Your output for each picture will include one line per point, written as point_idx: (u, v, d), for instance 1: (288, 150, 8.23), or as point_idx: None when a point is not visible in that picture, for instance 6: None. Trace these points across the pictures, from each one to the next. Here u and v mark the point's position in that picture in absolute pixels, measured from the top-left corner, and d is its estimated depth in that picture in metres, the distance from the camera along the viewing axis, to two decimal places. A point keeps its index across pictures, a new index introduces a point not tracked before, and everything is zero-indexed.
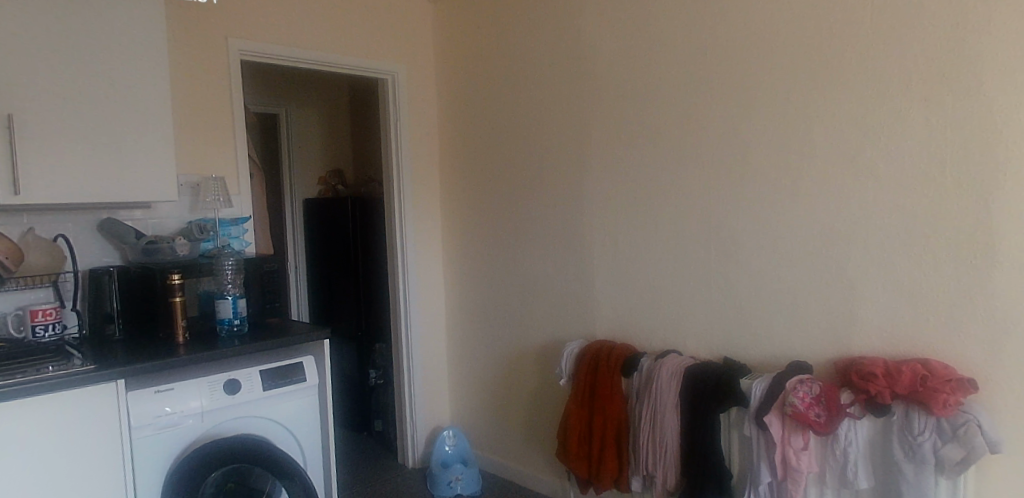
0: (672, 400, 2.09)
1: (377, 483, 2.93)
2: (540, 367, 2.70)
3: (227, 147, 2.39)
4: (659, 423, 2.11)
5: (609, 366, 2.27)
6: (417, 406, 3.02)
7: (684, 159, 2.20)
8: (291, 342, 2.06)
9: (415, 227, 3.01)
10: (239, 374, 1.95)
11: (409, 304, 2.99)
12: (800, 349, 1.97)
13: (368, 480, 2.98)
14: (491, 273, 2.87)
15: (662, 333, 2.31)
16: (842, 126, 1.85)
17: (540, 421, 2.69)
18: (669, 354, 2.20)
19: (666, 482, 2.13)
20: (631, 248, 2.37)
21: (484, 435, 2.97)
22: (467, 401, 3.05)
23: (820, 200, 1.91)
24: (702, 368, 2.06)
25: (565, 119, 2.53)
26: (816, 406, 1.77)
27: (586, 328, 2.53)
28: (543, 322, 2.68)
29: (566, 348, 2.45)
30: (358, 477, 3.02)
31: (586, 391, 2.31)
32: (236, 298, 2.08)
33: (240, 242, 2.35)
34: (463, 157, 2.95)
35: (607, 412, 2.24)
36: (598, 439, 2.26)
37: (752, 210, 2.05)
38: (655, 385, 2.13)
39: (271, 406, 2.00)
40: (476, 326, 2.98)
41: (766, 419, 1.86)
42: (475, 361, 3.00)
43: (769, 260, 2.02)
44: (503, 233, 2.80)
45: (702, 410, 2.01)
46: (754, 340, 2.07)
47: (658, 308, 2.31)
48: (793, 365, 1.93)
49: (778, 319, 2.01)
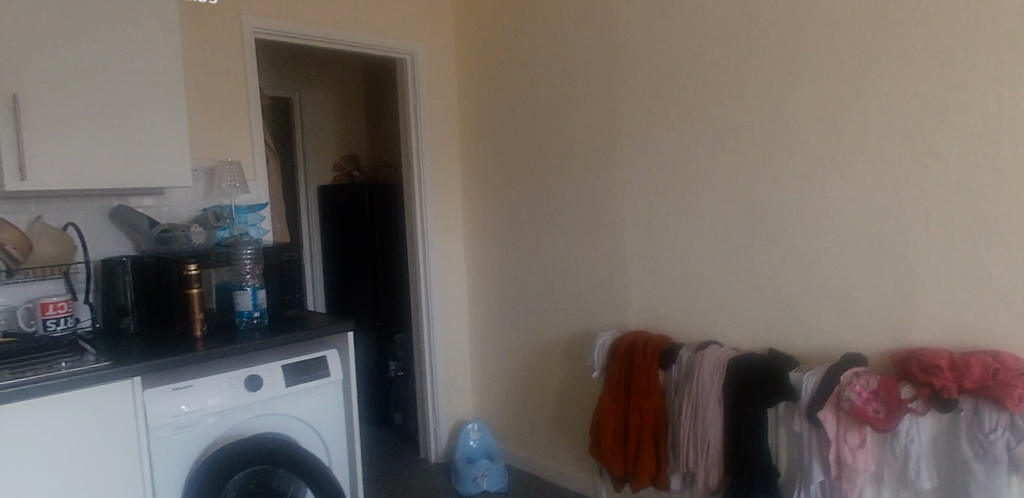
0: (714, 395, 1.99)
1: (399, 478, 2.85)
2: (568, 359, 2.60)
3: (241, 130, 2.28)
4: (701, 418, 2.00)
5: (645, 359, 2.16)
6: (439, 399, 2.93)
7: (725, 139, 2.07)
8: (314, 335, 1.96)
9: (436, 214, 2.90)
10: (260, 369, 1.85)
11: (430, 293, 2.89)
12: (852, 340, 1.85)
13: (390, 474, 2.90)
14: (516, 261, 2.77)
15: (699, 323, 2.19)
16: (901, 101, 1.72)
17: (569, 414, 2.59)
18: (709, 345, 2.09)
19: (708, 480, 2.02)
20: (666, 235, 2.25)
21: (510, 429, 2.88)
22: (491, 394, 2.96)
23: (875, 180, 1.78)
24: (746, 360, 1.95)
25: (596, 99, 2.40)
26: (875, 401, 1.66)
27: (617, 318, 2.42)
28: (571, 312, 2.57)
29: (597, 339, 2.34)
30: (379, 472, 2.94)
31: (620, 385, 2.20)
32: (255, 289, 1.97)
33: (257, 230, 2.26)
34: (486, 140, 2.84)
35: (644, 407, 2.13)
36: (633, 436, 2.15)
37: (798, 193, 1.92)
38: (696, 379, 2.02)
39: (294, 402, 1.90)
40: (500, 316, 2.88)
41: (820, 415, 1.74)
42: (499, 352, 2.90)
43: (818, 247, 1.90)
44: (529, 219, 2.69)
45: (747, 405, 1.91)
46: (801, 331, 1.95)
47: (695, 297, 2.20)
48: (845, 357, 1.80)
49: (827, 309, 1.89)
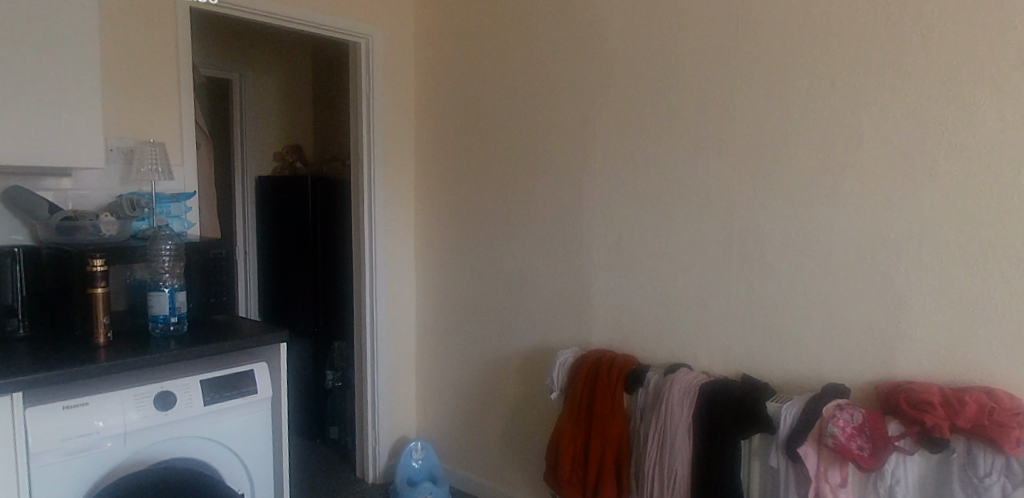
0: (684, 423, 1.84)
1: None
2: (524, 376, 2.41)
3: (167, 108, 2.01)
4: (668, 448, 1.85)
5: (609, 380, 1.99)
6: (380, 415, 2.70)
7: (705, 149, 1.94)
8: (239, 345, 1.71)
9: (386, 213, 2.68)
10: (174, 385, 1.59)
11: (376, 299, 2.66)
12: (833, 368, 1.74)
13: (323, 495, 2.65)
14: (472, 268, 2.57)
15: (668, 344, 2.05)
16: (897, 116, 1.61)
17: (523, 436, 2.41)
18: (679, 368, 1.94)
19: None
20: (637, 248, 2.10)
21: (457, 448, 2.67)
22: (438, 410, 2.74)
23: (866, 200, 1.67)
24: (719, 387, 1.82)
25: (566, 99, 2.24)
26: (859, 437, 1.55)
27: (579, 334, 2.26)
28: (529, 326, 2.39)
29: (558, 356, 2.17)
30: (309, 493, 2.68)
31: (582, 407, 2.03)
32: (173, 290, 1.70)
33: (183, 222, 1.97)
34: (445, 137, 2.64)
35: (607, 434, 1.96)
36: (594, 464, 1.98)
37: (781, 210, 1.80)
38: (666, 405, 1.87)
39: (214, 423, 1.64)
40: (452, 326, 2.67)
41: (801, 451, 1.62)
42: (449, 365, 2.69)
43: (800, 268, 1.78)
44: (488, 224, 2.50)
45: (720, 435, 1.77)
46: (778, 357, 1.83)
47: (665, 315, 2.05)
48: (827, 387, 1.69)
49: (807, 335, 1.78)
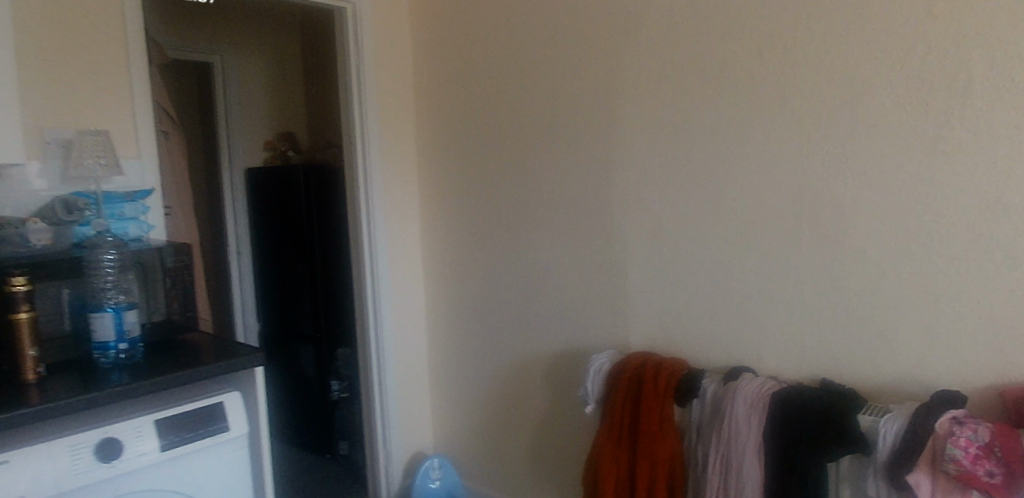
0: (753, 442, 1.50)
1: None
2: (552, 383, 2.09)
3: (118, 94, 1.72)
4: (734, 473, 1.52)
5: (657, 391, 1.65)
6: (391, 429, 2.39)
7: (762, 108, 1.58)
8: (204, 375, 1.42)
9: (386, 202, 2.35)
10: (121, 429, 1.28)
11: (379, 301, 2.34)
12: (941, 370, 1.39)
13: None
14: (486, 259, 2.25)
15: (724, 343, 1.71)
16: (1021, 43, 1.24)
17: (554, 451, 2.09)
18: (742, 374, 1.60)
19: None
20: (680, 230, 1.76)
21: (479, 464, 2.36)
22: (456, 422, 2.43)
23: (980, 158, 1.31)
24: (794, 397, 1.47)
25: (588, 56, 1.90)
26: (986, 460, 1.20)
27: (615, 334, 1.93)
28: (556, 325, 2.07)
29: (591, 362, 1.84)
30: None
31: (625, 424, 1.69)
32: (120, 310, 1.41)
33: (140, 224, 1.74)
34: (449, 112, 2.30)
35: (657, 456, 1.63)
36: (642, 492, 1.65)
37: (864, 177, 1.45)
38: (728, 421, 1.54)
39: (173, 471, 1.35)
40: (467, 327, 2.35)
41: (911, 479, 1.27)
42: (467, 371, 2.37)
43: (891, 246, 1.43)
44: (503, 208, 2.17)
45: (800, 458, 1.43)
46: (865, 357, 1.49)
47: (719, 310, 1.72)
48: (937, 394, 1.34)
49: (903, 330, 1.43)
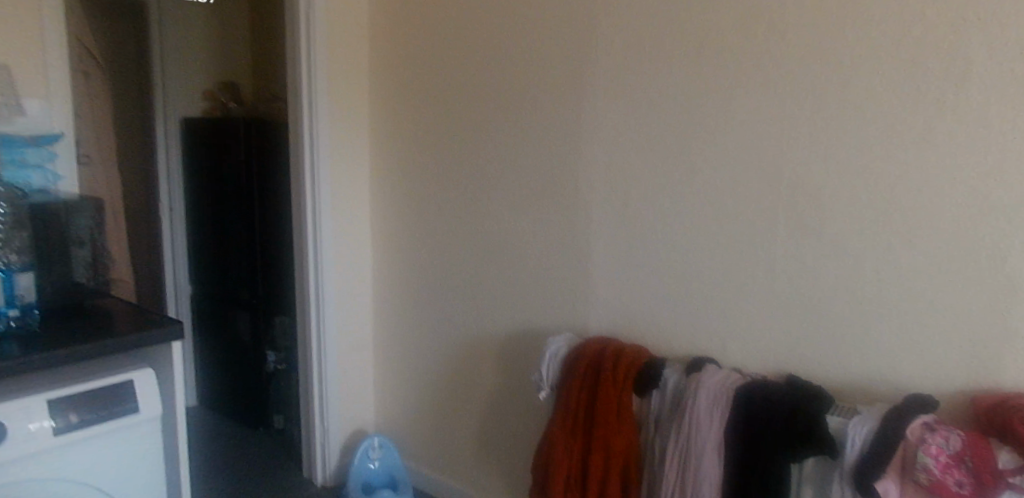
0: (716, 438, 1.42)
1: None
2: (504, 365, 1.98)
3: None
4: (691, 470, 1.44)
5: (615, 380, 1.56)
6: (330, 406, 2.25)
7: (745, 84, 1.47)
8: (114, 349, 1.25)
9: (333, 163, 2.16)
10: (8, 411, 1.11)
11: (322, 271, 2.18)
12: (912, 372, 1.33)
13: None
14: (439, 230, 2.10)
15: (688, 333, 1.63)
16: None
17: (503, 435, 2.00)
18: (705, 365, 1.52)
19: None
20: (649, 212, 1.65)
21: (423, 445, 2.25)
22: (400, 400, 2.30)
23: (971, 152, 1.23)
24: (760, 393, 1.39)
25: (559, 17, 1.75)
26: (957, 470, 1.14)
27: (574, 317, 1.82)
28: (511, 304, 1.95)
29: (547, 347, 1.74)
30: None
31: (580, 414, 1.59)
32: (11, 274, 1.29)
33: (49, 173, 1.63)
34: (405, 68, 2.12)
35: (611, 448, 1.55)
36: (594, 486, 1.57)
37: (848, 166, 1.36)
38: (690, 414, 1.45)
39: (70, 457, 1.20)
40: (416, 302, 2.21)
41: (880, 485, 1.20)
42: (414, 348, 2.23)
43: (870, 240, 1.35)
44: (460, 177, 2.02)
45: (762, 458, 1.36)
46: (834, 354, 1.42)
47: (685, 298, 1.62)
48: (910, 398, 1.27)
49: (876, 328, 1.37)
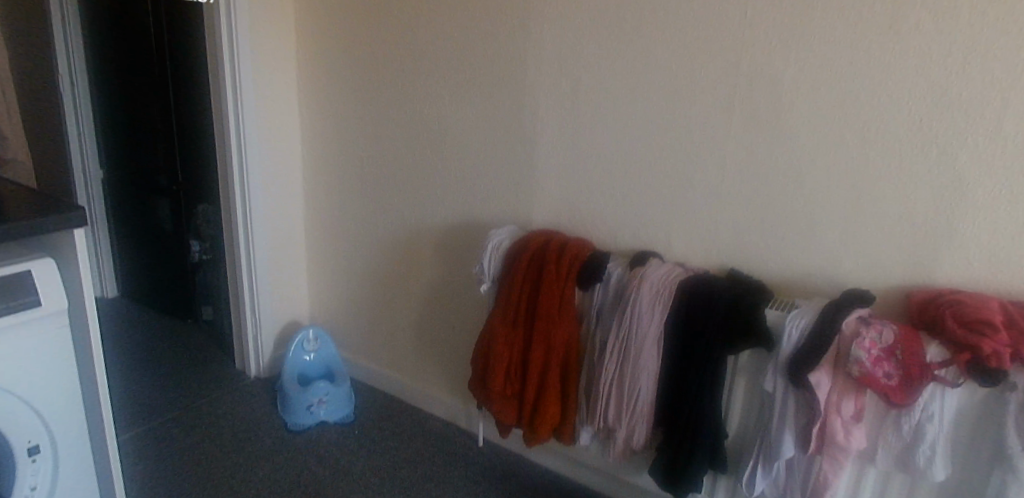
0: (654, 332, 1.42)
1: (188, 398, 2.03)
2: (444, 258, 1.91)
3: None
4: (630, 362, 1.44)
5: (559, 273, 1.52)
6: (261, 298, 2.15)
7: None
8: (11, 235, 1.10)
9: (252, 34, 1.93)
10: None
11: (245, 154, 2.00)
12: (852, 265, 1.34)
13: (169, 391, 2.07)
14: (375, 114, 1.94)
15: (633, 227, 1.59)
16: None
17: (442, 328, 1.96)
18: (650, 259, 1.49)
19: (630, 440, 1.49)
20: (599, 99, 1.55)
21: (360, 337, 2.20)
22: (336, 293, 2.23)
23: (936, 43, 1.18)
24: (702, 287, 1.38)
25: None
26: (887, 362, 1.17)
27: (517, 208, 1.75)
28: (452, 195, 1.85)
29: (489, 239, 1.67)
30: (157, 389, 2.08)
31: (522, 307, 1.57)
32: None
33: None
34: None
35: (552, 341, 1.54)
36: (534, 377, 1.57)
37: (809, 55, 1.29)
38: (631, 309, 1.43)
39: None
40: (350, 191, 2.08)
41: (813, 379, 1.23)
42: (349, 239, 2.13)
43: (824, 134, 1.31)
44: (397, 54, 1.84)
45: (701, 350, 1.37)
46: (777, 250, 1.42)
47: (632, 191, 1.57)
48: (847, 293, 1.29)
49: (820, 225, 1.36)
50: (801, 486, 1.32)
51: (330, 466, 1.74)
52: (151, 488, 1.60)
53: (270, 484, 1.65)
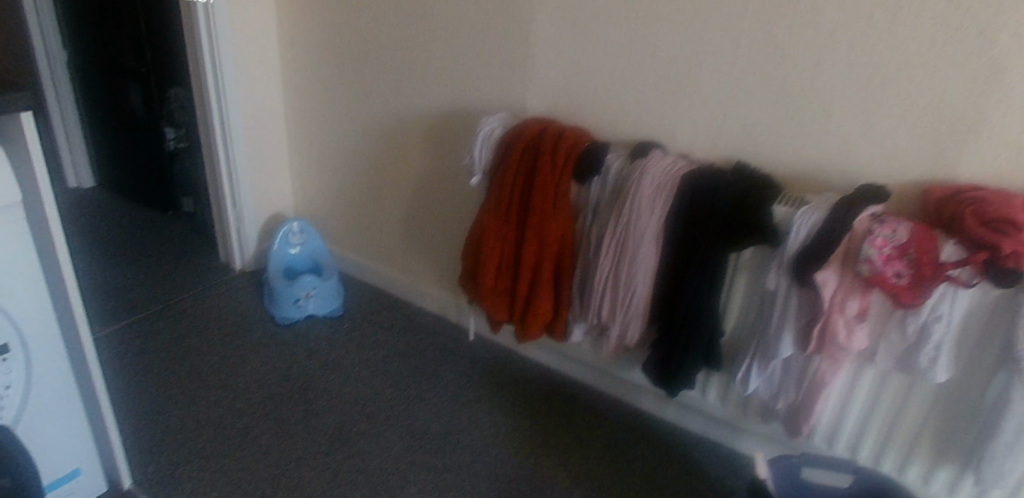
0: (653, 229, 1.34)
1: (172, 292, 1.98)
2: (433, 148, 1.80)
3: None
4: (627, 259, 1.38)
5: (553, 165, 1.42)
6: (242, 190, 2.06)
7: None
8: None
9: None
10: None
11: (214, 32, 1.83)
12: (868, 158, 1.25)
13: (152, 286, 2.02)
14: None
15: (634, 115, 1.48)
16: None
17: (431, 222, 1.89)
18: (651, 150, 1.39)
19: (623, 336, 1.46)
20: None
21: (348, 231, 2.13)
22: (320, 185, 2.13)
23: None
24: (706, 181, 1.29)
25: None
26: (898, 261, 1.11)
27: (510, 94, 1.62)
28: (440, 79, 1.71)
29: (480, 128, 1.55)
30: (140, 283, 2.03)
31: (514, 201, 1.49)
32: None
33: None
34: None
35: (545, 236, 1.47)
36: (526, 273, 1.51)
37: None
38: (630, 204, 1.35)
39: None
40: (331, 75, 1.93)
41: (818, 278, 1.19)
42: (332, 128, 2.00)
43: (853, 11, 1.17)
44: None
45: (702, 247, 1.30)
46: (788, 141, 1.32)
47: (635, 76, 1.44)
48: (860, 188, 1.21)
49: (838, 114, 1.25)
50: (796, 383, 1.31)
51: (320, 360, 1.72)
52: (138, 383, 1.58)
53: (259, 378, 1.63)
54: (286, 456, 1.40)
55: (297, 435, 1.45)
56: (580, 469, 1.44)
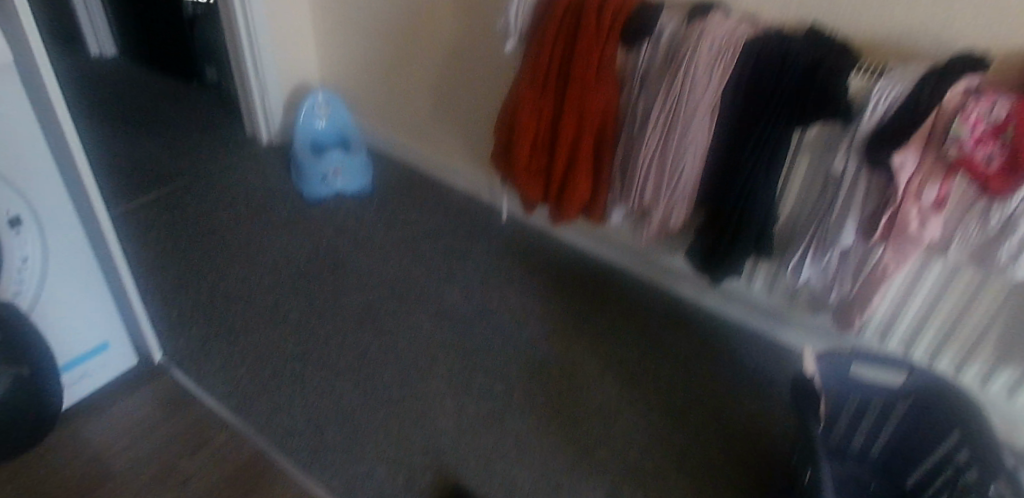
0: (708, 102, 1.20)
1: (198, 167, 1.93)
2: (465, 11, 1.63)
3: None
4: (676, 136, 1.25)
5: (599, 27, 1.26)
6: (264, 58, 1.93)
7: None
8: None
9: None
10: None
11: None
12: (972, 21, 1.06)
13: (177, 159, 1.96)
14: None
15: None
16: None
17: (464, 95, 1.76)
18: (712, 10, 1.21)
19: (666, 220, 1.36)
20: None
21: (376, 104, 2.01)
22: (346, 53, 1.98)
23: None
24: (775, 46, 1.13)
25: None
26: (993, 142, 0.96)
27: None
28: None
29: None
30: (166, 157, 1.97)
31: (554, 69, 1.34)
32: None
33: None
34: None
35: (587, 109, 1.34)
36: (564, 150, 1.40)
37: None
38: (684, 72, 1.20)
39: None
40: None
41: (894, 160, 1.05)
42: None
43: None
44: None
45: (762, 124, 1.16)
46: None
47: None
48: (958, 55, 1.03)
49: None
50: (854, 272, 1.21)
51: (348, 239, 1.67)
52: (167, 259, 1.56)
53: (288, 256, 1.60)
54: (316, 335, 1.38)
55: (326, 315, 1.43)
56: (614, 355, 1.40)
